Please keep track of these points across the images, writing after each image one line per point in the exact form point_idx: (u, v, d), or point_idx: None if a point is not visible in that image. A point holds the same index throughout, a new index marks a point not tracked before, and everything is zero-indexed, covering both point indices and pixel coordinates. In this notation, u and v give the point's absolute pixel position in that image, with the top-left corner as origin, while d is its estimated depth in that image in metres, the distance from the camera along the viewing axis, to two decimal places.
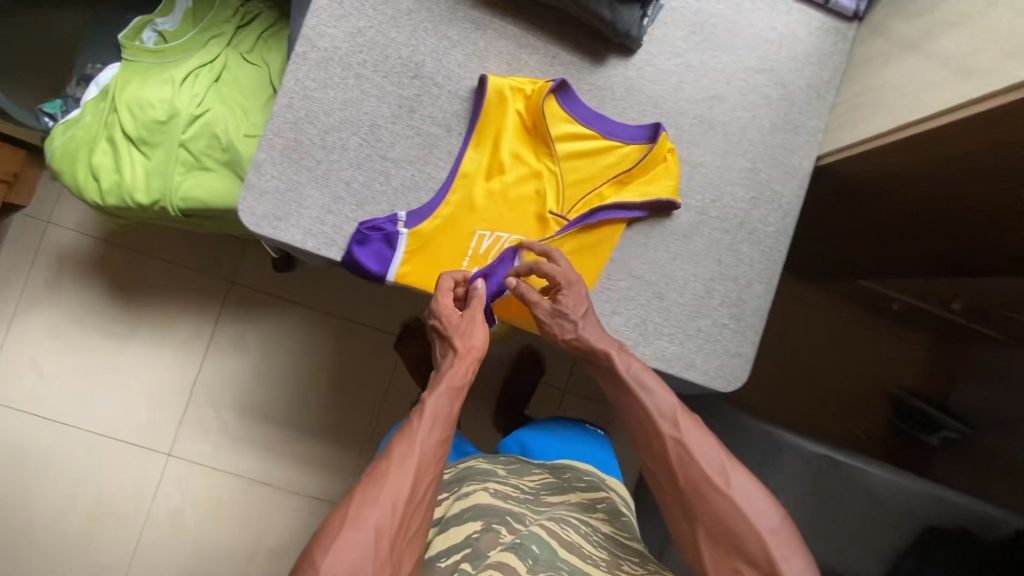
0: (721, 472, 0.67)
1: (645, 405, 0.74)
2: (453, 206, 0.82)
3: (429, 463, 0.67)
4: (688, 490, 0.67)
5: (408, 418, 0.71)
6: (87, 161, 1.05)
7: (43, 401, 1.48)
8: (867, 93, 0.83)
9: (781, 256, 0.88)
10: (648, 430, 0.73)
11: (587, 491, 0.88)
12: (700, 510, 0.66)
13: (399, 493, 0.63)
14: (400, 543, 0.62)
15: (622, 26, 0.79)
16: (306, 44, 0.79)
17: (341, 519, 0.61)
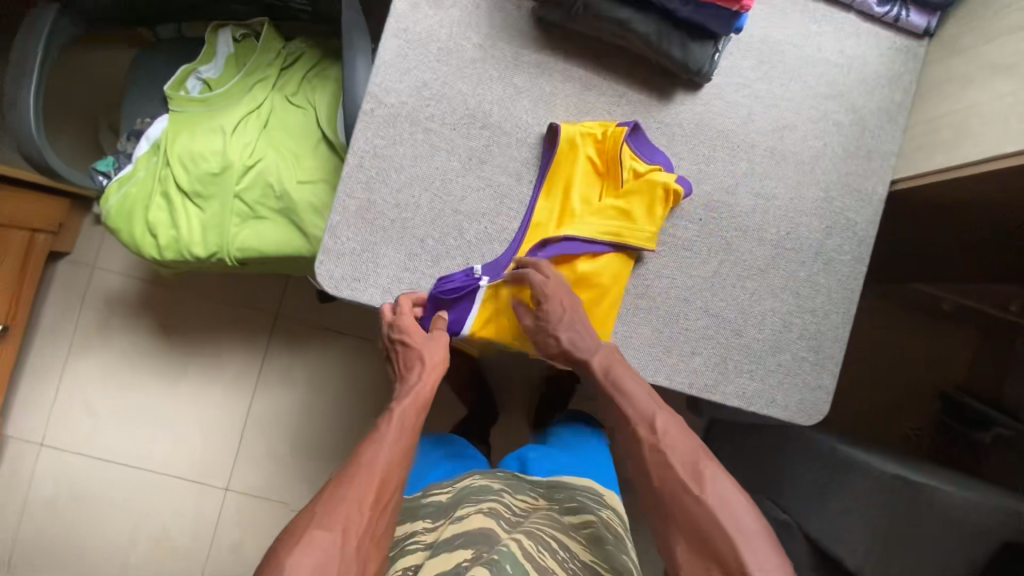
0: (694, 475, 0.61)
1: (623, 406, 0.69)
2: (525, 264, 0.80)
3: (394, 469, 0.65)
4: (664, 495, 0.61)
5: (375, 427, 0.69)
6: (144, 217, 1.04)
7: (100, 443, 1.49)
8: (946, 117, 0.81)
9: (859, 284, 0.87)
10: (625, 430, 0.68)
11: (575, 516, 0.83)
12: (675, 516, 0.59)
13: (363, 495, 0.60)
14: (366, 547, 0.58)
15: (695, 64, 0.77)
16: (373, 101, 0.78)
17: (304, 523, 0.57)
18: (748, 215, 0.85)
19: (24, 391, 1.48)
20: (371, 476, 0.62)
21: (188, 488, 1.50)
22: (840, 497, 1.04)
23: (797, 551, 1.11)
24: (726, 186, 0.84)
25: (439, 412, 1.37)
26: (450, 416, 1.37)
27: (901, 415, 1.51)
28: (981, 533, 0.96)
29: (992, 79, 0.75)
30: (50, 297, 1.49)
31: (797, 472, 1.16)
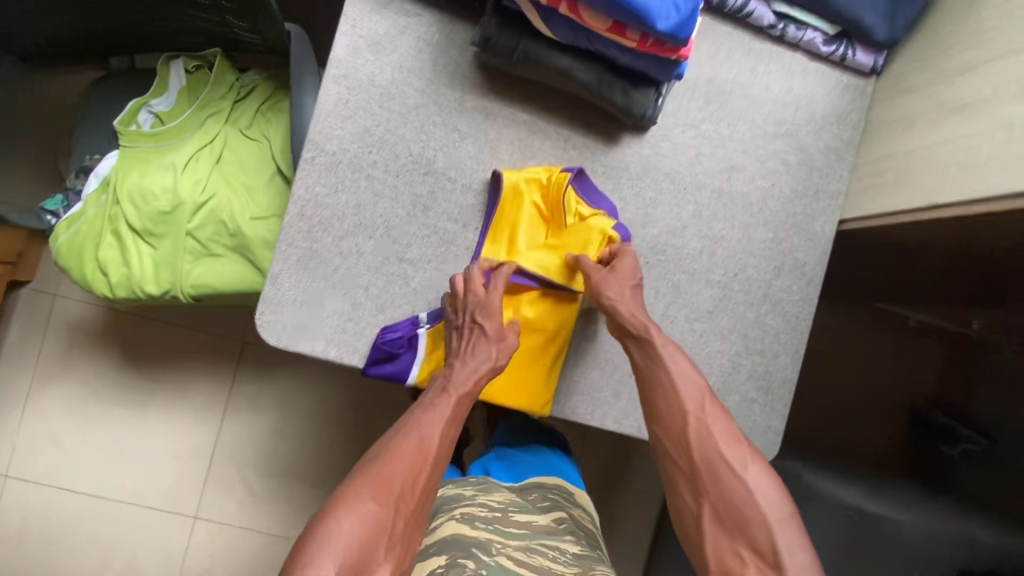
0: (739, 457, 0.69)
1: (670, 381, 0.74)
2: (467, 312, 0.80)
3: (444, 452, 0.70)
4: (701, 466, 0.69)
5: (426, 404, 0.73)
6: (94, 255, 1.03)
7: (67, 473, 1.47)
8: (890, 160, 0.81)
9: (806, 324, 0.88)
10: (668, 402, 0.73)
11: (548, 512, 0.85)
12: (710, 487, 0.68)
13: (413, 474, 0.66)
14: (410, 524, 0.65)
15: (638, 109, 0.76)
16: (313, 149, 0.77)
17: (359, 491, 0.63)
18: (695, 257, 0.85)
19: None
20: (419, 455, 0.68)
21: (158, 516, 1.49)
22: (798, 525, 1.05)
23: None
24: (673, 228, 0.84)
25: None
26: None
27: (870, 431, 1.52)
28: (933, 562, 0.99)
29: (931, 127, 0.75)
30: (12, 326, 1.47)
31: None
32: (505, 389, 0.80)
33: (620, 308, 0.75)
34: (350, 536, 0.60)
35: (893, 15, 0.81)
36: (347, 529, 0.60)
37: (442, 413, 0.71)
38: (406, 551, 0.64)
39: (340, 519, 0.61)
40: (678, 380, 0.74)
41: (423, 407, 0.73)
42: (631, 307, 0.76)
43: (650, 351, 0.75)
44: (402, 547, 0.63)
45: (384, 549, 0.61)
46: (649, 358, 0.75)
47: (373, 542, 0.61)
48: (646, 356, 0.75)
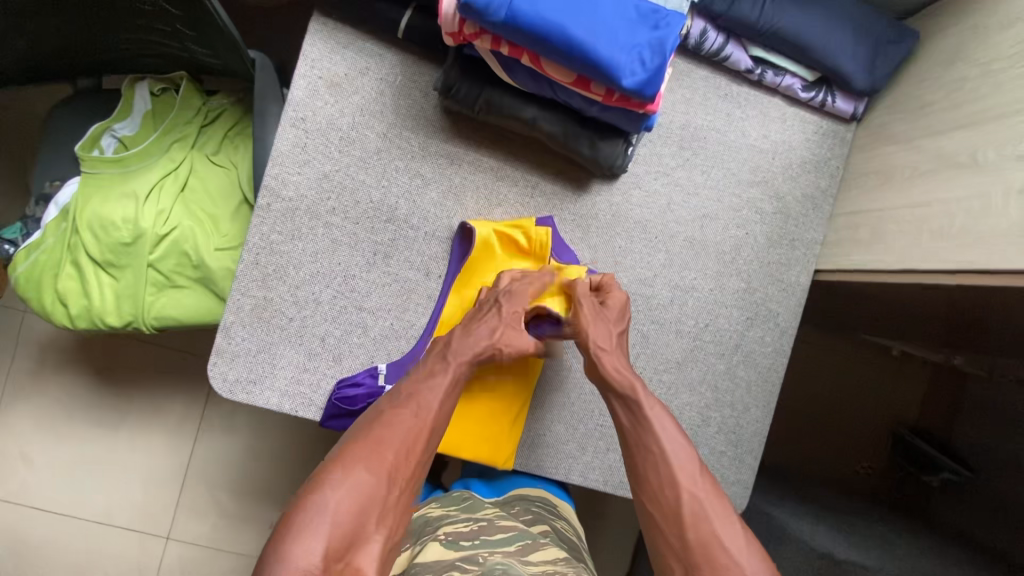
0: (735, 539, 0.59)
1: (661, 450, 0.66)
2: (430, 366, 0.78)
3: (443, 422, 0.67)
4: (695, 546, 0.60)
5: (427, 372, 0.69)
6: (53, 286, 1.00)
7: (34, 493, 1.44)
8: (866, 214, 0.79)
9: (779, 377, 0.85)
10: (656, 473, 0.64)
11: (531, 523, 0.75)
12: (705, 573, 0.58)
13: (411, 442, 0.62)
14: (405, 493, 0.61)
15: (606, 160, 0.74)
16: (268, 194, 0.74)
17: (351, 457, 0.59)
18: (665, 308, 0.82)
19: None
20: (417, 422, 0.64)
21: (127, 538, 1.46)
22: None
23: None
24: (643, 278, 0.82)
25: None
26: None
27: None
28: None
29: (908, 184, 0.73)
30: None
31: None
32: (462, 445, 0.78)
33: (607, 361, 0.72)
34: (341, 505, 0.56)
35: (873, 63, 0.78)
36: (338, 497, 0.56)
37: (444, 380, 0.68)
38: (401, 522, 0.60)
39: (329, 488, 0.57)
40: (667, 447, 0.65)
41: (424, 375, 0.69)
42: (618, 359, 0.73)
43: (637, 412, 0.68)
44: (396, 517, 0.59)
45: (376, 520, 0.57)
46: (637, 421, 0.68)
47: (366, 511, 0.57)
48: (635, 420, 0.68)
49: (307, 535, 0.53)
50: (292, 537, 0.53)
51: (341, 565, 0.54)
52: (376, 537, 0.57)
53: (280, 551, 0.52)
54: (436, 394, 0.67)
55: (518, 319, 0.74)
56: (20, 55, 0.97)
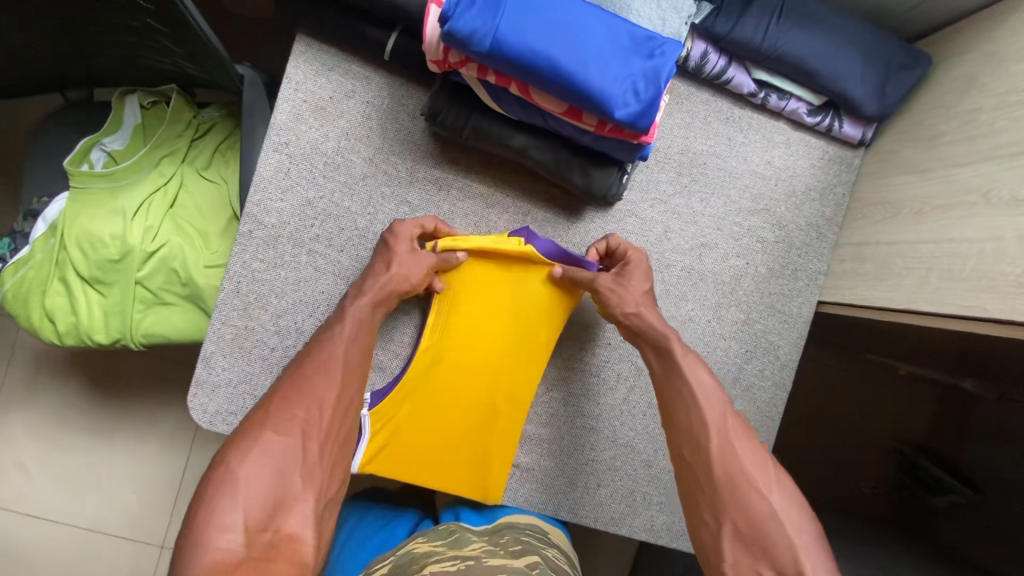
0: (764, 474, 0.57)
1: (688, 391, 0.64)
2: (411, 397, 0.76)
3: (358, 370, 0.61)
4: (722, 481, 0.57)
5: (327, 330, 0.63)
6: (41, 303, 0.99)
7: (30, 501, 1.44)
8: (873, 246, 0.75)
9: (779, 412, 0.82)
10: (688, 414, 0.63)
11: (520, 554, 0.67)
12: (731, 506, 0.56)
13: (324, 395, 0.56)
14: (330, 448, 0.54)
15: (598, 188, 0.71)
16: (250, 221, 0.72)
17: (256, 426, 0.52)
18: None
19: None
20: (326, 376, 0.58)
21: (121, 547, 1.45)
22: None
23: None
24: None
25: None
26: None
27: None
28: None
29: (917, 218, 0.69)
30: None
31: None
32: (449, 479, 0.77)
33: (643, 318, 0.70)
34: (255, 473, 0.48)
35: (883, 88, 0.74)
36: (250, 467, 0.48)
37: (342, 332, 0.63)
38: (335, 480, 0.53)
39: (237, 460, 0.48)
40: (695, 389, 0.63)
41: (325, 333, 0.63)
42: (648, 313, 0.71)
43: (669, 362, 0.67)
44: (325, 474, 0.52)
45: (303, 479, 0.50)
46: (669, 369, 0.67)
47: (287, 475, 0.49)
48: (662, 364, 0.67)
49: (219, 513, 0.45)
50: (201, 518, 0.44)
51: (270, 534, 0.46)
52: (305, 497, 0.49)
53: (195, 541, 0.43)
54: (337, 347, 0.61)
55: (413, 255, 0.70)
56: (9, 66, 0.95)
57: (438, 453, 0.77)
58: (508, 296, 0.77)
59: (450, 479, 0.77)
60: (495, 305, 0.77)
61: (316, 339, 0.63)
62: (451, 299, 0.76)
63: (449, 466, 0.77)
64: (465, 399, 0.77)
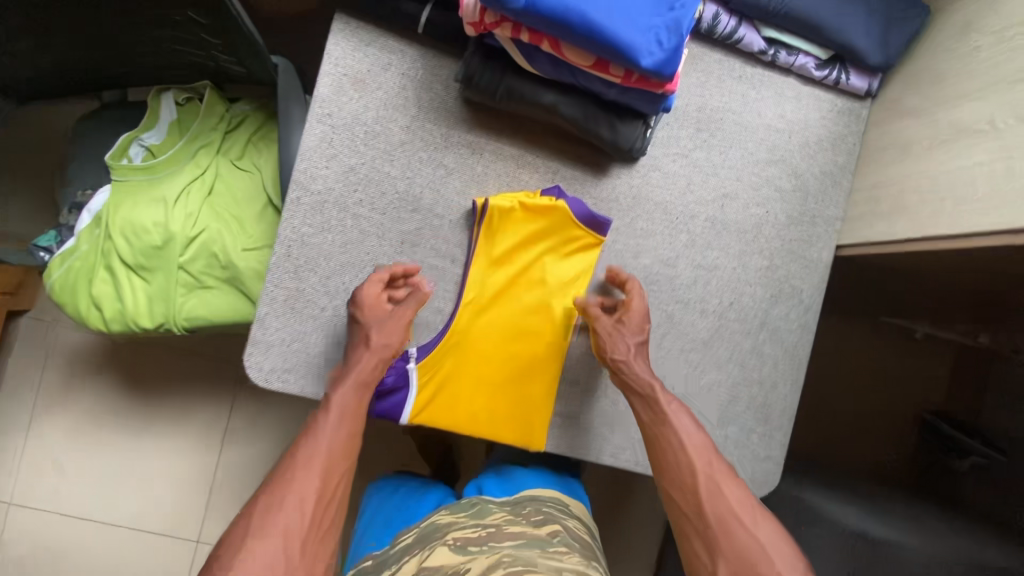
0: (749, 511, 0.64)
1: (677, 440, 0.71)
2: (454, 350, 0.79)
3: (342, 455, 0.66)
4: (715, 524, 0.64)
5: (313, 417, 0.68)
6: (88, 291, 1.03)
7: (69, 501, 1.46)
8: (887, 187, 0.80)
9: (805, 352, 0.86)
10: (678, 460, 0.69)
11: (541, 525, 0.77)
12: (723, 545, 0.62)
13: (307, 491, 0.61)
14: (315, 542, 0.59)
15: (625, 142, 0.75)
16: (298, 189, 0.76)
17: (244, 528, 0.58)
18: (688, 287, 0.83)
19: None
20: (309, 471, 0.63)
21: (158, 543, 1.47)
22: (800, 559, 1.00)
23: None
24: (666, 258, 0.83)
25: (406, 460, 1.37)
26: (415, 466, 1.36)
27: None
28: None
29: (928, 154, 0.74)
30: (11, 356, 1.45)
31: None
32: (500, 428, 0.80)
33: (633, 368, 0.75)
34: None
35: (886, 38, 0.79)
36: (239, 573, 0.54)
37: (327, 421, 0.67)
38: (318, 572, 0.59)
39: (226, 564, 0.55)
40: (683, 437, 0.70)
41: (312, 420, 0.68)
42: (639, 363, 0.76)
43: (656, 411, 0.73)
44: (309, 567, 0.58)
45: None
46: (656, 417, 0.73)
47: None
48: (651, 412, 0.73)
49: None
50: None
51: None
52: None
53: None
54: (322, 440, 0.66)
55: (388, 325, 0.74)
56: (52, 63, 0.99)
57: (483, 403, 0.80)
58: (540, 248, 0.80)
59: (501, 428, 0.80)
60: (528, 258, 0.80)
61: (305, 425, 0.68)
62: (488, 253, 0.79)
63: (499, 415, 0.80)
64: (507, 350, 0.80)
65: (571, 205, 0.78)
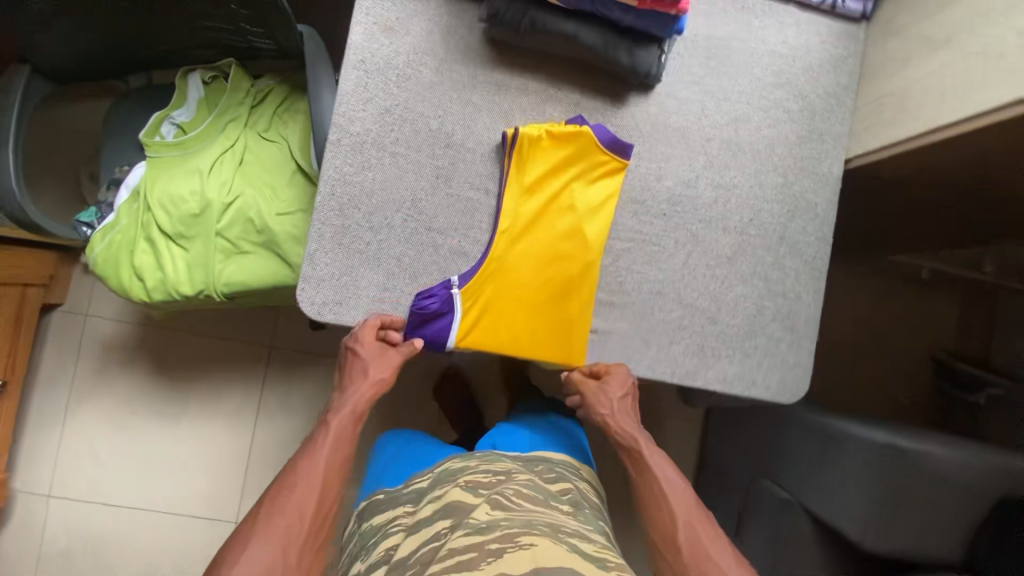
0: (727, 562, 0.67)
1: (659, 488, 0.75)
2: (493, 275, 0.84)
3: (337, 474, 0.69)
4: (690, 566, 0.67)
5: (312, 438, 0.72)
6: (130, 262, 1.06)
7: (106, 492, 1.43)
8: (889, 95, 0.85)
9: (824, 263, 0.90)
10: (660, 507, 0.73)
11: (554, 483, 0.81)
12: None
13: (306, 501, 0.64)
14: (309, 554, 0.62)
15: (642, 67, 0.81)
16: (338, 131, 0.81)
17: (247, 534, 0.61)
18: (710, 206, 0.88)
19: (22, 447, 1.42)
20: (311, 485, 0.66)
21: (196, 527, 1.43)
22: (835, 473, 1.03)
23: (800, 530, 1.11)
24: (687, 180, 0.87)
25: (439, 425, 1.39)
26: (446, 430, 1.38)
27: (898, 385, 1.52)
28: (973, 493, 0.99)
29: (926, 57, 0.79)
30: (45, 350, 1.44)
31: (791, 451, 1.16)
32: (542, 347, 0.85)
33: (615, 419, 0.83)
34: None
35: None
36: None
37: (325, 441, 0.71)
38: None
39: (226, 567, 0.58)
40: (663, 485, 0.75)
41: (308, 442, 0.72)
42: (622, 419, 0.83)
43: (640, 461, 0.79)
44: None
45: None
46: (639, 467, 0.78)
47: None
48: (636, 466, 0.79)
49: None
50: None
51: None
52: None
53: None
54: (319, 458, 0.69)
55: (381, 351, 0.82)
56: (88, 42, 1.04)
57: (523, 325, 0.85)
58: (569, 175, 0.85)
59: (543, 349, 0.85)
60: (558, 185, 0.85)
61: (301, 447, 0.72)
62: (520, 181, 0.83)
63: (540, 336, 0.85)
64: (543, 274, 0.84)
65: (596, 131, 0.84)
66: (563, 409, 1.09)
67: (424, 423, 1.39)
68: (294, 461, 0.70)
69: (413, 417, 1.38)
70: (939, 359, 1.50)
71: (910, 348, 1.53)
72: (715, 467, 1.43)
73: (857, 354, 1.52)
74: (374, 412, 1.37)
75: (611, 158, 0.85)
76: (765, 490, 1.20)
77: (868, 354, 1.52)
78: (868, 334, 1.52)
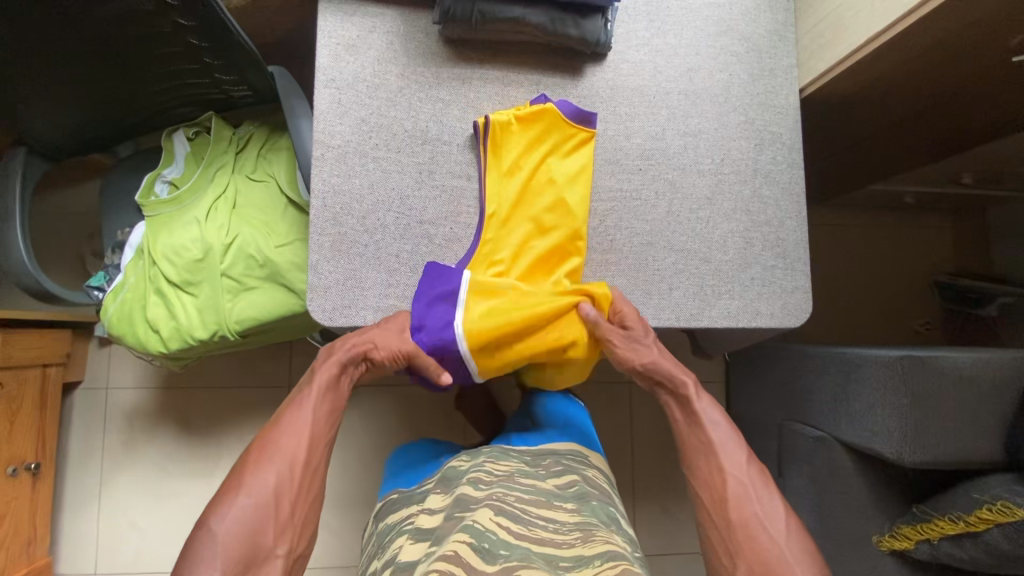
0: (772, 518, 0.70)
1: (709, 439, 0.77)
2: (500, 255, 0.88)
3: (322, 431, 0.73)
4: (736, 524, 0.70)
5: (300, 393, 0.75)
6: (143, 317, 1.09)
7: (150, 560, 1.41)
8: (827, 20, 0.91)
9: (801, 187, 0.94)
10: (708, 461, 0.76)
11: (560, 477, 0.81)
12: (744, 548, 0.69)
13: (294, 456, 0.69)
14: (300, 507, 0.67)
15: (591, 35, 0.87)
16: (321, 146, 0.86)
17: (235, 488, 0.66)
18: (681, 154, 0.92)
19: (64, 526, 1.42)
20: (299, 443, 0.70)
21: None
22: (861, 394, 1.04)
23: (843, 462, 1.10)
24: (654, 133, 0.92)
25: (465, 431, 1.39)
26: (474, 434, 1.39)
27: (908, 311, 1.54)
28: (1001, 389, 0.97)
29: None
30: (71, 427, 1.44)
31: (815, 386, 1.16)
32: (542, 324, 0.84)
33: (660, 365, 0.83)
34: (230, 535, 0.62)
35: None
36: (227, 529, 0.62)
37: (310, 397, 0.75)
38: (302, 535, 0.67)
39: (218, 518, 0.63)
40: (713, 436, 0.77)
41: (296, 397, 0.75)
42: (666, 362, 0.84)
43: (686, 407, 0.81)
44: (295, 531, 0.66)
45: (274, 536, 0.64)
46: (691, 416, 0.80)
47: (257, 534, 0.63)
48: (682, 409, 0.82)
49: (204, 556, 0.60)
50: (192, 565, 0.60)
51: None
52: (276, 553, 0.64)
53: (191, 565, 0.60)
54: (305, 413, 0.73)
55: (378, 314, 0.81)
56: (80, 117, 1.11)
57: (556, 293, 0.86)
58: (543, 151, 0.90)
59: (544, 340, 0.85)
60: (534, 162, 0.90)
61: (289, 402, 0.75)
62: (498, 163, 0.88)
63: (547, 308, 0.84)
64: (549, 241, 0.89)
65: (559, 107, 0.89)
66: (570, 398, 1.10)
67: (450, 432, 1.39)
68: (282, 415, 0.73)
69: (438, 427, 1.39)
70: (941, 281, 1.50)
71: (911, 274, 1.55)
72: (748, 424, 1.42)
73: (860, 288, 1.54)
74: (401, 428, 1.38)
75: (580, 125, 0.89)
76: (799, 431, 1.20)
77: (872, 286, 1.54)
78: (867, 267, 1.54)
